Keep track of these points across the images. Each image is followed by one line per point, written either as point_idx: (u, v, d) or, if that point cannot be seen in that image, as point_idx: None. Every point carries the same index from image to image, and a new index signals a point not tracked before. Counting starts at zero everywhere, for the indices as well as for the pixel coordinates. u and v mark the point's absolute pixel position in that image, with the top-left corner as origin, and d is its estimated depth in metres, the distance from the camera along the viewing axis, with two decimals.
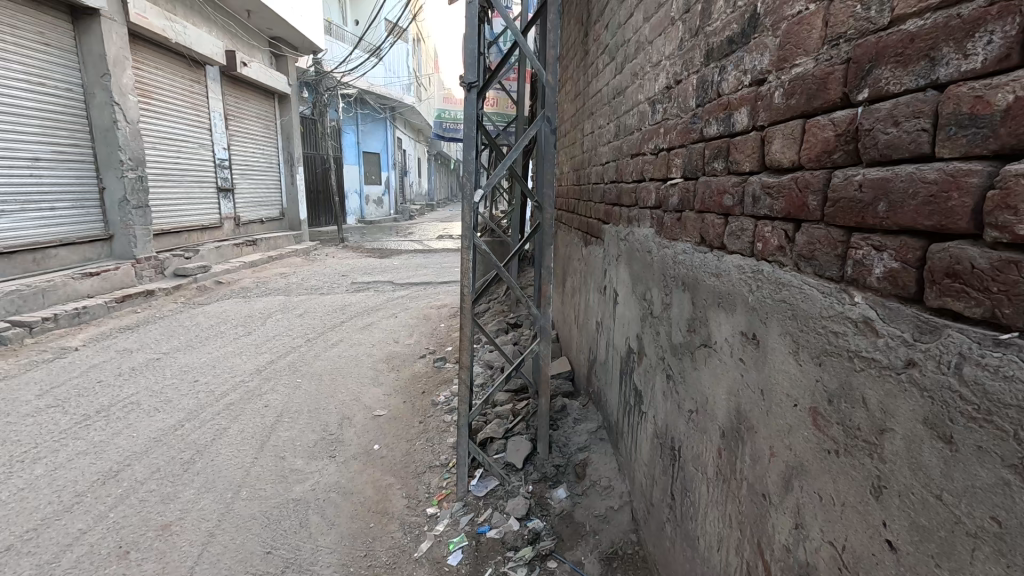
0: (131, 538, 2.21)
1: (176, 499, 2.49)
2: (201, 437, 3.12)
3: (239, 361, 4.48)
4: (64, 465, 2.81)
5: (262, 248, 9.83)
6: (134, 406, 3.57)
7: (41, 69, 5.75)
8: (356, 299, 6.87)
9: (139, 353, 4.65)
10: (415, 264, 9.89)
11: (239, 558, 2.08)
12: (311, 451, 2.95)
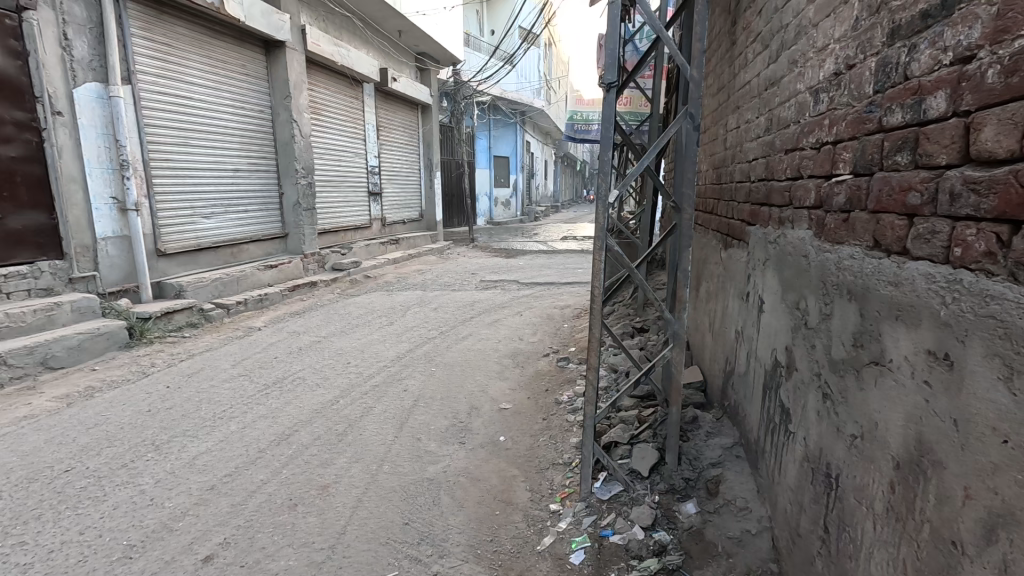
0: (298, 494, 2.58)
1: (333, 465, 2.85)
2: (352, 413, 3.53)
3: (382, 348, 4.98)
4: (250, 424, 3.37)
5: (403, 247, 10.80)
6: (301, 380, 4.15)
7: (241, 95, 6.93)
8: (483, 296, 7.21)
9: (305, 335, 5.40)
10: (540, 265, 10.10)
11: (382, 525, 2.32)
12: (444, 435, 3.17)
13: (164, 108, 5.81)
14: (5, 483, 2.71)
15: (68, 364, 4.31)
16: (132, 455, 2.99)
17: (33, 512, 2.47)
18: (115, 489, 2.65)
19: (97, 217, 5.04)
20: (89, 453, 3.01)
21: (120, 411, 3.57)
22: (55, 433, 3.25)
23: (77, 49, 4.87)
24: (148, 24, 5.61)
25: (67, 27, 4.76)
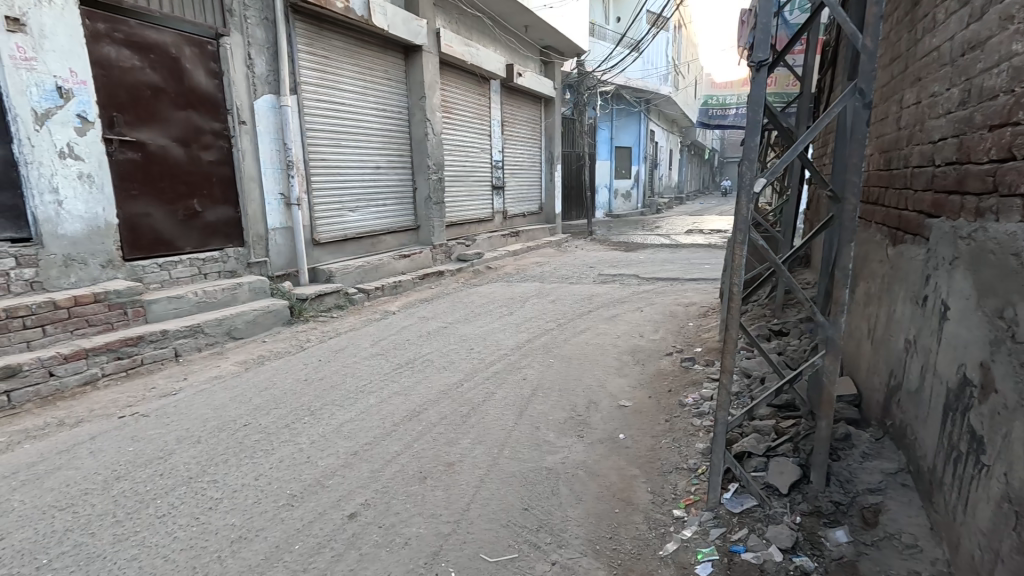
0: (428, 468, 2.77)
1: (458, 445, 3.01)
2: (475, 397, 3.70)
3: (503, 336, 5.15)
4: (385, 399, 3.70)
5: (522, 239, 11.05)
6: (429, 363, 4.46)
7: (383, 98, 7.57)
8: (602, 290, 7.11)
9: (433, 321, 5.78)
10: (662, 259, 9.68)
11: (503, 507, 2.40)
12: (562, 427, 3.19)
13: (323, 114, 6.55)
14: (202, 431, 3.29)
15: (246, 336, 5.10)
16: (292, 417, 3.45)
17: (222, 457, 2.97)
18: (280, 445, 3.08)
19: (269, 211, 5.87)
20: (261, 412, 3.54)
21: (284, 378, 4.14)
22: (237, 393, 3.88)
23: (258, 66, 5.69)
24: (311, 40, 6.35)
25: (251, 48, 5.59)
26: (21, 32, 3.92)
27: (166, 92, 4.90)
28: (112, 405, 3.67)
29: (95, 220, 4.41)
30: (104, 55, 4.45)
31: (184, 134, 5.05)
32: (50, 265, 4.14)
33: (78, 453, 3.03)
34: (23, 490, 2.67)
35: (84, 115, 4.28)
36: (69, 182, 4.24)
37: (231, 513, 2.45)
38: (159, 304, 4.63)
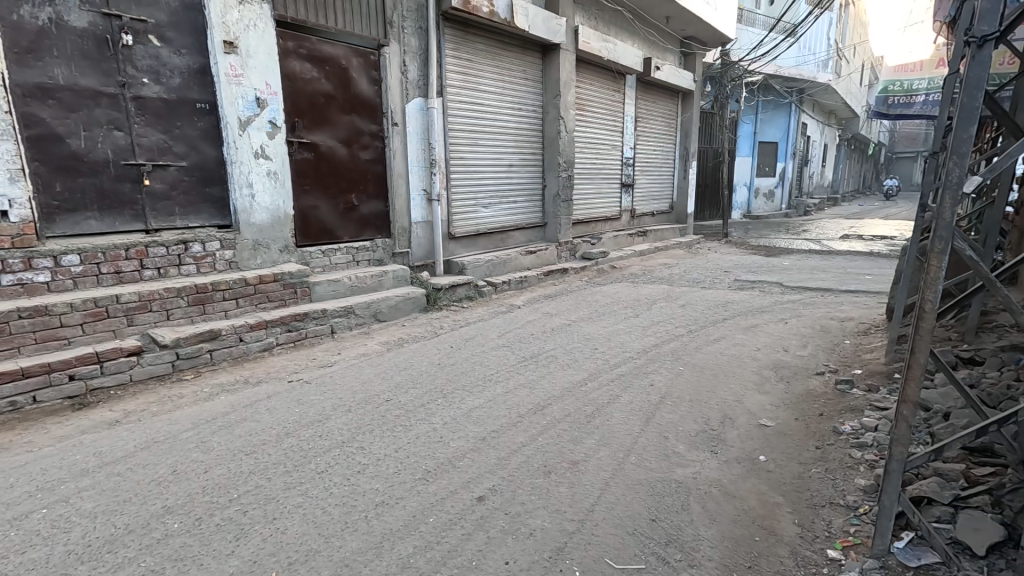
0: (552, 462, 2.80)
1: (582, 444, 3.00)
2: (600, 397, 3.65)
3: (629, 338, 5.01)
4: (511, 390, 3.82)
5: (649, 239, 10.67)
6: (553, 359, 4.50)
7: (520, 98, 7.78)
8: (738, 297, 6.58)
9: (557, 317, 5.82)
10: (810, 267, 8.67)
11: (630, 514, 2.33)
12: (693, 440, 3.01)
13: (464, 115, 6.93)
14: (353, 401, 3.69)
15: (389, 319, 5.60)
16: (427, 398, 3.72)
17: (368, 427, 3.29)
18: (417, 423, 3.33)
19: (413, 206, 6.38)
20: (400, 390, 3.87)
21: (419, 361, 4.47)
22: (380, 370, 4.28)
23: (410, 72, 6.19)
24: (458, 45, 6.72)
25: (406, 56, 6.10)
26: (234, 53, 4.70)
27: (336, 99, 5.53)
28: (283, 371, 4.27)
29: (277, 211, 5.14)
30: (291, 69, 5.17)
31: (348, 136, 5.68)
32: (243, 248, 4.93)
33: (259, 408, 3.58)
34: (218, 434, 3.22)
35: (274, 121, 5.02)
36: (260, 179, 4.99)
37: (376, 479, 2.70)
38: (321, 286, 5.27)
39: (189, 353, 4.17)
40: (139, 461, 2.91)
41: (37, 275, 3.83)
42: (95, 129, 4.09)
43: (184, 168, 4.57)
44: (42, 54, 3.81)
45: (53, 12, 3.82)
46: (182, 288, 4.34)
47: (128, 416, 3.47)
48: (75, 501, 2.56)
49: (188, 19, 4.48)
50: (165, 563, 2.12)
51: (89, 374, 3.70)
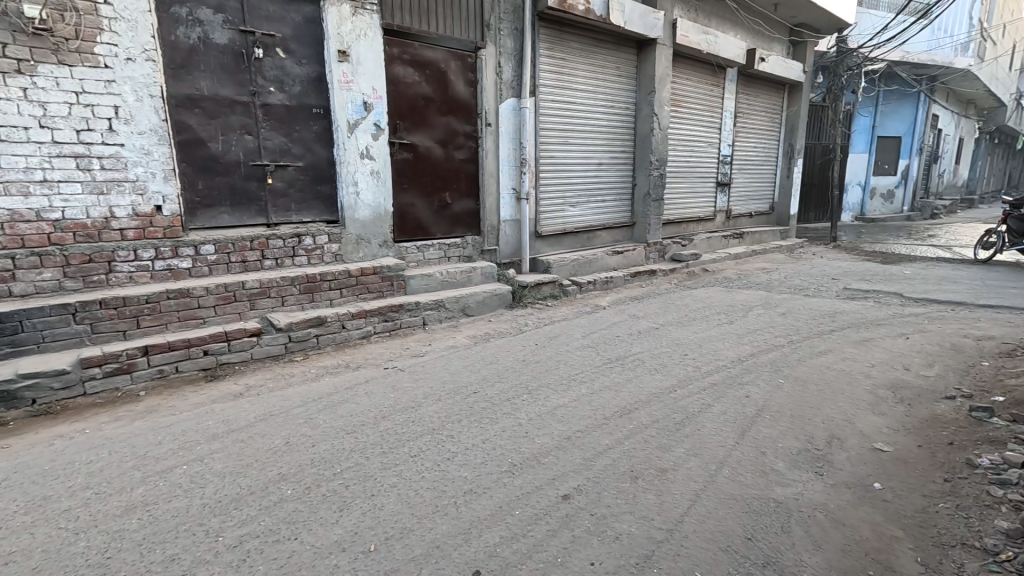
0: (639, 467, 2.75)
1: (671, 452, 2.90)
2: (690, 406, 3.51)
3: (722, 346, 4.76)
4: (596, 392, 3.78)
5: (745, 242, 10.05)
6: (640, 362, 4.39)
7: (612, 95, 7.65)
8: (849, 307, 6.00)
9: (644, 320, 5.66)
10: (938, 277, 7.70)
11: (723, 530, 2.23)
12: (795, 458, 2.80)
13: (556, 113, 6.94)
14: (442, 391, 3.85)
15: (476, 314, 5.78)
16: (513, 393, 3.78)
17: (456, 417, 3.42)
18: (502, 416, 3.41)
19: (502, 204, 6.51)
20: (486, 383, 3.98)
21: (505, 356, 4.57)
22: (468, 363, 4.43)
23: (505, 73, 6.31)
24: (552, 44, 6.74)
25: (501, 57, 6.23)
26: (346, 61, 5.07)
27: (434, 101, 5.79)
28: (379, 358, 4.56)
29: (379, 208, 5.49)
30: (396, 74, 5.48)
31: (444, 137, 5.92)
32: (348, 242, 5.31)
33: (359, 391, 3.85)
34: (323, 412, 3.51)
35: (379, 124, 5.35)
36: (365, 178, 5.35)
37: (464, 467, 2.81)
38: (415, 279, 5.55)
39: (300, 337, 4.57)
40: (257, 431, 3.24)
41: (181, 261, 4.39)
42: (230, 133, 4.60)
43: (301, 168, 5.02)
44: (192, 68, 4.35)
45: (201, 32, 4.35)
46: (295, 278, 4.77)
47: (249, 390, 3.88)
48: (208, 461, 2.91)
49: (309, 32, 4.90)
50: (281, 524, 2.35)
51: (219, 351, 4.19)
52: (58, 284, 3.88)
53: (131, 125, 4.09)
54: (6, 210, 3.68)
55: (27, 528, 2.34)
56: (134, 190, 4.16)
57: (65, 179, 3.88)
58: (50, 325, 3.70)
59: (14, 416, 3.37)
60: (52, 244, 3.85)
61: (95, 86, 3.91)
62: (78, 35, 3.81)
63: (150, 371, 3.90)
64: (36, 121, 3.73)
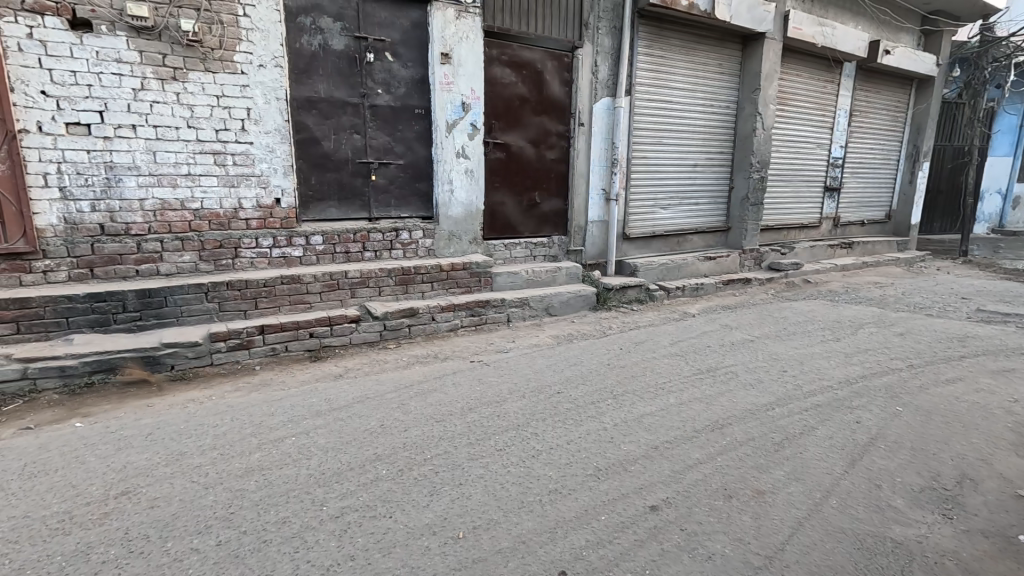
0: (734, 486, 2.60)
1: (769, 474, 2.72)
2: (791, 426, 3.26)
3: (827, 364, 4.38)
4: (686, 403, 3.63)
5: (855, 253, 9.18)
6: (733, 375, 4.15)
7: (713, 94, 7.29)
8: (983, 331, 5.28)
9: (737, 331, 5.34)
10: None
11: (831, 566, 2.05)
12: (917, 496, 2.52)
13: (651, 112, 6.74)
14: (527, 388, 3.89)
15: (559, 314, 5.78)
16: (597, 396, 3.73)
17: (540, 415, 3.44)
18: (587, 419, 3.37)
19: (591, 204, 6.45)
20: (571, 384, 3.96)
21: (589, 358, 4.52)
22: (552, 362, 4.43)
23: (601, 72, 6.24)
24: (651, 42, 6.55)
25: (598, 56, 6.16)
26: (448, 63, 5.26)
27: (529, 101, 5.85)
28: (466, 351, 4.70)
29: (470, 205, 5.65)
30: (494, 75, 5.60)
31: (537, 136, 5.97)
32: (440, 238, 5.52)
33: (446, 381, 4.00)
34: (414, 400, 3.67)
35: (475, 124, 5.50)
36: (460, 176, 5.52)
37: (549, 466, 2.82)
38: (502, 277, 5.65)
39: (394, 326, 4.83)
40: (356, 411, 3.47)
41: (294, 250, 4.80)
42: (341, 133, 4.95)
43: (402, 166, 5.28)
44: (312, 73, 4.72)
45: (322, 39, 4.71)
46: (392, 270, 5.04)
47: (347, 372, 4.16)
48: (314, 435, 3.15)
49: (416, 36, 5.13)
50: (377, 502, 2.50)
51: (323, 334, 4.53)
52: (194, 266, 4.40)
53: (259, 125, 4.53)
54: (159, 199, 4.23)
55: (167, 478, 2.67)
56: (259, 184, 4.60)
57: (205, 173, 4.38)
58: (187, 301, 4.20)
59: (157, 379, 3.86)
60: (192, 230, 4.37)
61: (233, 90, 4.37)
62: (221, 45, 4.28)
63: (264, 349, 4.30)
64: (184, 122, 4.24)
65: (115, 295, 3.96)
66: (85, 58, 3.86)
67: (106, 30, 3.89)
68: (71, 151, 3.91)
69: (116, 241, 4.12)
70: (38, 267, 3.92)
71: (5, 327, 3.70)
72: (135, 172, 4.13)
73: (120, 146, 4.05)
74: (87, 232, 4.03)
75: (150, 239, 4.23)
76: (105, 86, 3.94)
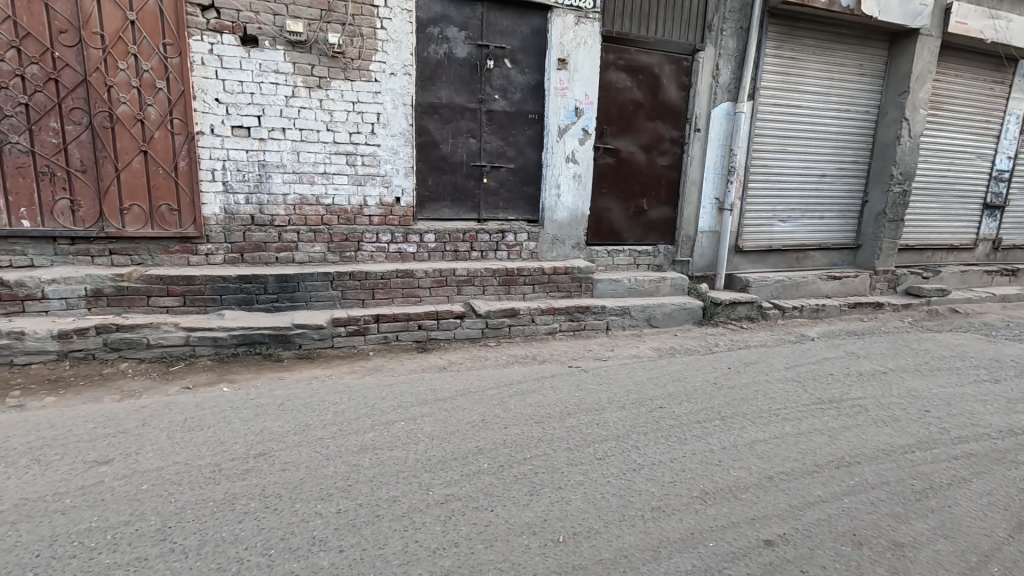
0: (865, 533, 2.34)
1: (909, 525, 2.41)
2: (937, 475, 2.86)
3: (982, 409, 3.77)
4: (805, 434, 3.32)
5: (1020, 282, 7.84)
6: (862, 410, 3.73)
7: (850, 98, 6.61)
8: None
9: (866, 361, 4.79)
10: None
11: None
12: None
13: (776, 117, 6.28)
14: (627, 399, 3.79)
15: (661, 325, 5.57)
16: (703, 416, 3.54)
17: (642, 429, 3.33)
18: (692, 439, 3.21)
19: (702, 214, 6.16)
20: (674, 400, 3.79)
21: (693, 375, 4.30)
22: (653, 375, 4.28)
23: (723, 75, 5.93)
24: (781, 43, 6.11)
25: (720, 59, 5.87)
26: (564, 69, 5.30)
27: (643, 106, 5.72)
28: (564, 355, 4.70)
29: (577, 210, 5.64)
30: (609, 80, 5.55)
31: (649, 142, 5.82)
32: (544, 241, 5.57)
33: (544, 384, 4.01)
34: (513, 399, 3.73)
35: (587, 129, 5.50)
36: (568, 180, 5.54)
37: (651, 482, 2.72)
38: (603, 283, 5.58)
39: (495, 324, 4.95)
40: (459, 404, 3.60)
41: (409, 246, 5.10)
42: (459, 137, 5.18)
43: (512, 169, 5.41)
44: (436, 80, 5.00)
45: (447, 48, 4.97)
46: (497, 270, 5.18)
47: (451, 365, 4.34)
48: (420, 422, 3.32)
49: (535, 43, 5.23)
50: (479, 494, 2.57)
51: (430, 327, 4.76)
52: (324, 256, 4.85)
53: (387, 129, 4.88)
54: (299, 195, 4.71)
55: (297, 445, 2.96)
56: (383, 184, 4.95)
57: (338, 172, 4.80)
58: (316, 288, 4.64)
59: (287, 355, 4.30)
60: (324, 223, 4.82)
61: (367, 97, 4.76)
62: (360, 55, 4.67)
63: (378, 336, 4.62)
64: (324, 125, 4.68)
65: (259, 278, 4.48)
66: (251, 69, 4.41)
67: (268, 45, 4.41)
68: (234, 151, 4.48)
69: (263, 230, 4.66)
70: (202, 250, 4.54)
71: (174, 299, 4.34)
72: (282, 170, 4.64)
73: (271, 146, 4.58)
74: (241, 221, 4.60)
75: (290, 230, 4.73)
76: (264, 94, 4.47)
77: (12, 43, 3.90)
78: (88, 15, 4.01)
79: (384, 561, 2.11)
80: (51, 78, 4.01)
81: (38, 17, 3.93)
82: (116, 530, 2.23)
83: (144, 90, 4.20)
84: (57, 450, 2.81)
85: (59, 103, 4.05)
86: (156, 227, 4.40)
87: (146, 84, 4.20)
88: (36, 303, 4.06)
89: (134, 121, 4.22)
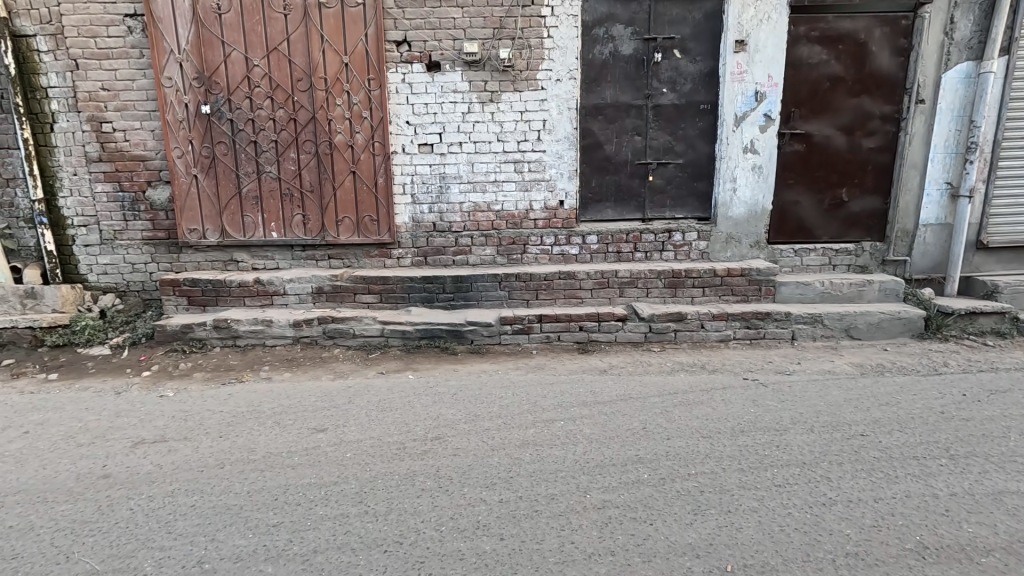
0: None
1: None
2: None
3: None
4: None
5: None
6: None
7: None
8: None
9: None
10: None
11: None
12: None
13: None
14: (816, 421, 3.28)
15: (865, 337, 4.72)
16: (922, 451, 2.89)
17: (835, 457, 2.86)
18: (905, 477, 2.64)
19: (926, 204, 5.06)
20: (881, 428, 3.16)
21: (909, 399, 3.54)
22: (852, 397, 3.62)
23: (960, 30, 4.78)
24: None
25: (956, 10, 4.74)
26: (743, 51, 4.83)
27: (844, 81, 4.91)
28: (738, 365, 4.27)
29: (756, 205, 5.10)
30: (799, 55, 4.88)
31: (851, 122, 4.98)
32: (717, 240, 5.15)
33: (714, 396, 3.69)
34: (678, 409, 3.52)
35: (769, 114, 4.93)
36: (746, 173, 5.04)
37: (846, 523, 2.32)
38: (788, 287, 4.93)
39: (659, 329, 4.73)
40: (619, 409, 3.52)
41: (572, 247, 5.17)
42: (624, 136, 5.08)
43: (681, 165, 5.11)
44: (601, 81, 4.97)
45: (613, 46, 4.90)
46: (662, 272, 4.95)
47: (612, 368, 4.28)
48: (579, 423, 3.34)
49: (708, 27, 4.86)
50: (638, 505, 2.48)
51: (591, 328, 4.76)
52: (493, 258, 5.19)
53: (553, 134, 5.01)
54: (473, 202, 5.13)
55: (467, 433, 3.22)
56: (548, 188, 5.10)
57: (507, 179, 5.09)
58: (486, 288, 4.99)
59: (461, 349, 4.71)
60: (494, 228, 5.16)
61: (534, 105, 4.95)
62: (528, 66, 4.88)
63: (541, 335, 4.78)
64: (495, 136, 5.01)
65: (439, 279, 5.00)
66: (435, 92, 4.93)
67: (449, 68, 4.89)
68: (420, 165, 5.07)
69: (443, 235, 5.18)
70: (395, 254, 5.23)
71: (374, 296, 5.07)
72: (459, 180, 5.10)
73: (451, 160, 5.06)
74: (425, 228, 5.18)
75: (465, 235, 5.18)
76: (445, 113, 4.97)
77: (268, 94, 4.98)
78: (316, 64, 4.91)
79: (541, 556, 2.18)
80: (292, 118, 5.02)
81: (285, 71, 4.94)
82: (328, 488, 2.70)
83: (354, 120, 5.00)
84: (291, 416, 3.51)
85: (297, 137, 5.05)
86: (362, 235, 5.20)
87: (356, 115, 4.98)
88: (280, 298, 5.11)
89: (347, 147, 5.05)
